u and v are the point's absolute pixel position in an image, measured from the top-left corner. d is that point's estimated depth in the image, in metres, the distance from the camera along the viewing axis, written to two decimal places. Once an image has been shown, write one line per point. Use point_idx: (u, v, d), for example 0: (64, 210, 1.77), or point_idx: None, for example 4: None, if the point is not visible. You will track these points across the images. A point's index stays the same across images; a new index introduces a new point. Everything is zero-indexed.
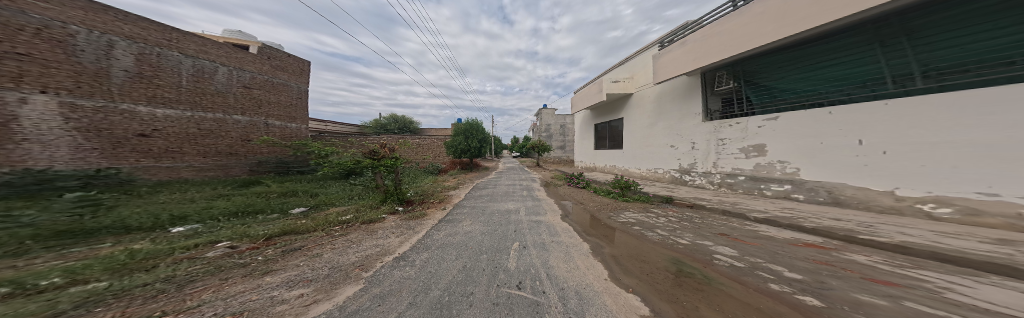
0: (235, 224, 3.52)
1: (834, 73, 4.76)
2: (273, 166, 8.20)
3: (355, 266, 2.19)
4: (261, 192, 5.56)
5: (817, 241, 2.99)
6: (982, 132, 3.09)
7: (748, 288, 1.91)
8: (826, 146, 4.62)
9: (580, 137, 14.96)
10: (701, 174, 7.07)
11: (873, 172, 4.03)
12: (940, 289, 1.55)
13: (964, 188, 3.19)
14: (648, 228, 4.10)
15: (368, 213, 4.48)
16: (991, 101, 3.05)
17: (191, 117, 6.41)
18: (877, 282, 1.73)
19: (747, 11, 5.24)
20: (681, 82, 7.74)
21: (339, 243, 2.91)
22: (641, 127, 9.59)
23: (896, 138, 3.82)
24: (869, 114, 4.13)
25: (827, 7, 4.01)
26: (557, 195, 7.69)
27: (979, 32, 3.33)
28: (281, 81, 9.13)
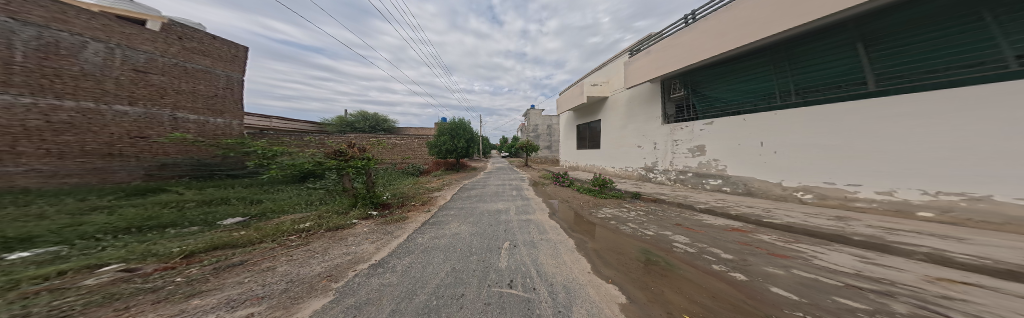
0: (130, 241, 2.80)
1: (745, 87, 5.93)
2: (189, 169, 6.02)
3: (322, 278, 1.95)
4: (169, 201, 4.36)
5: (738, 225, 3.62)
6: (830, 138, 4.32)
7: (699, 270, 2.22)
8: (740, 146, 5.74)
9: (563, 137, 15.53)
10: (661, 172, 7.93)
11: (766, 167, 5.23)
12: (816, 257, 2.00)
13: (817, 178, 4.44)
14: (622, 222, 4.46)
15: (333, 219, 4.00)
16: (836, 116, 4.27)
17: (27, 104, 4.01)
18: (777, 255, 2.17)
19: (696, 28, 6.10)
20: (644, 88, 8.67)
21: (301, 253, 2.57)
22: (615, 129, 10.34)
23: (783, 141, 4.98)
24: (769, 121, 5.26)
25: (755, 28, 4.91)
26: (545, 193, 7.92)
27: (824, 62, 4.64)
28: (204, 68, 6.90)
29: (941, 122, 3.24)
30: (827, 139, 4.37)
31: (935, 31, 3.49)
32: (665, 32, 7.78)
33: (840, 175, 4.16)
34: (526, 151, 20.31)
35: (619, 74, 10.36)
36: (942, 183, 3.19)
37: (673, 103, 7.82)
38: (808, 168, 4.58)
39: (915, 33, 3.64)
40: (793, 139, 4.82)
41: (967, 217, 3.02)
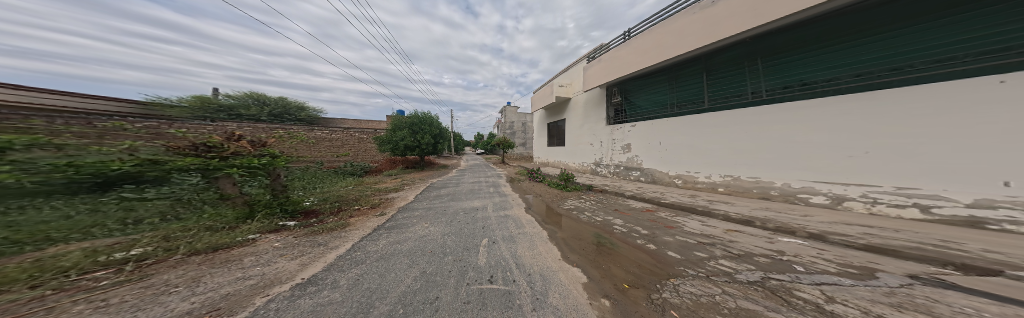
0: None
1: (649, 99, 7.56)
2: None
3: (210, 311, 1.36)
4: None
5: (656, 209, 4.51)
6: (693, 139, 6.06)
7: (637, 249, 2.72)
8: (647, 144, 7.27)
9: (536, 134, 15.75)
10: (605, 166, 9.14)
11: (659, 160, 6.87)
12: (706, 252, 2.57)
13: (682, 168, 6.24)
14: (581, 211, 4.90)
15: (219, 235, 2.83)
16: (698, 123, 5.98)
17: None
18: None
19: (628, 46, 7.20)
20: (596, 92, 9.62)
21: (125, 297, 1.55)
22: (574, 127, 11.24)
23: (670, 140, 6.60)
24: (663, 125, 6.84)
25: (665, 51, 6.09)
26: (520, 189, 7.94)
27: (687, 85, 6.54)
28: None
29: (744, 131, 5.10)
30: (695, 138, 6.01)
31: (729, 69, 5.65)
32: (608, 44, 8.84)
33: (693, 165, 6.02)
34: (504, 148, 20.11)
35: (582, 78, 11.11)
36: (735, 170, 5.17)
37: (613, 107, 8.98)
38: (679, 160, 6.33)
39: (726, 70, 5.70)
40: (674, 139, 6.49)
41: (733, 189, 5.20)
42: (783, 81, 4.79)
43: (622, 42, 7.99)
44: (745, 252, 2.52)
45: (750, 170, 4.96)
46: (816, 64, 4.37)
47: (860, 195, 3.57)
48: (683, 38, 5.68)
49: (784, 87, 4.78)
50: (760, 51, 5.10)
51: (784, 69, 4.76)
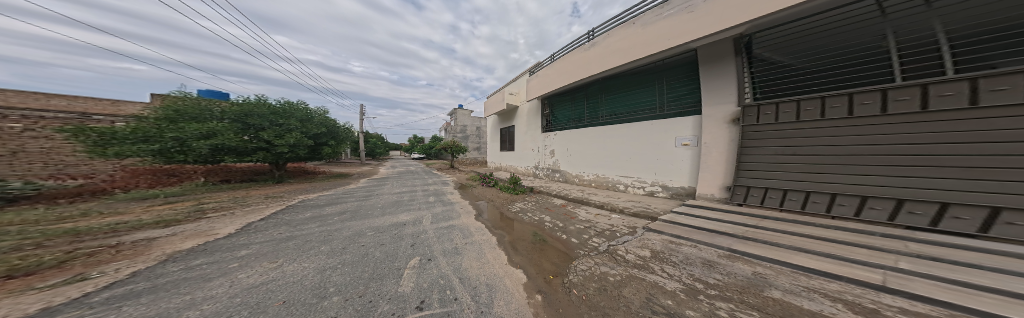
0: None
1: (560, 113, 8.26)
2: None
3: None
4: None
5: (569, 205, 5.31)
6: (575, 146, 7.48)
7: (561, 244, 3.02)
8: (552, 150, 8.44)
9: (489, 140, 14.07)
10: (543, 168, 8.90)
11: (560, 162, 8.09)
12: (593, 235, 3.29)
13: (573, 169, 7.57)
14: (527, 212, 4.73)
15: None
16: (577, 134, 7.39)
17: None
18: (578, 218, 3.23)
19: (551, 69, 7.36)
20: (533, 105, 9.40)
21: None
22: (521, 133, 10.40)
23: (565, 147, 7.86)
24: (560, 136, 8.06)
25: (576, 71, 6.26)
26: (472, 194, 6.59)
27: (579, 104, 7.49)
28: None
29: (598, 141, 6.67)
30: (583, 146, 7.17)
31: (598, 96, 6.89)
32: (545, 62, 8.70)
33: (578, 167, 7.36)
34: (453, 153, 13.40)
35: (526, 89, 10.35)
36: (598, 169, 6.67)
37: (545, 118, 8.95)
38: (570, 162, 7.67)
39: (598, 96, 6.86)
40: (567, 146, 7.79)
41: (591, 181, 6.89)
42: (622, 109, 6.22)
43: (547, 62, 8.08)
44: (610, 231, 3.40)
45: (611, 171, 6.30)
46: (612, 104, 6.47)
47: (624, 180, 5.94)
48: (576, 68, 6.29)
49: (620, 113, 6.23)
50: (614, 86, 6.42)
51: (617, 102, 6.31)
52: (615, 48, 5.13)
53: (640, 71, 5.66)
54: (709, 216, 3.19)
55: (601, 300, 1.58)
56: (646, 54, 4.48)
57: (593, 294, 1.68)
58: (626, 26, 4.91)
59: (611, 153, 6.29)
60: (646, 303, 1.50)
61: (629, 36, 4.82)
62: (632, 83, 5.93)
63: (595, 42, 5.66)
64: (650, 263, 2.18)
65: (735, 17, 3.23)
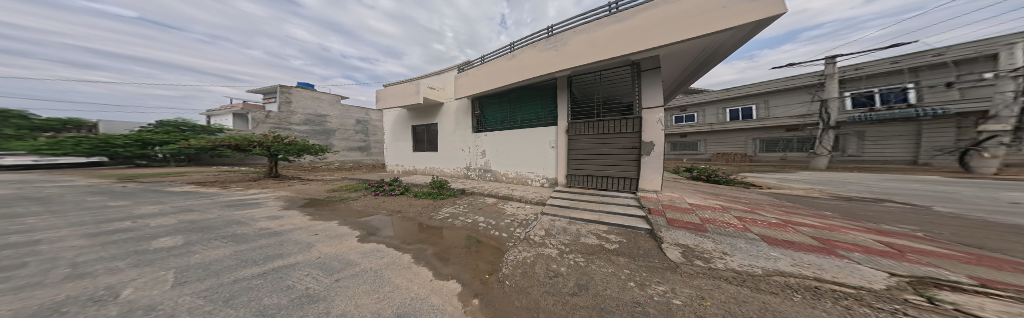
0: None
1: (482, 117, 6.62)
2: None
3: None
4: None
5: (496, 199, 4.53)
6: (465, 142, 6.89)
7: (492, 240, 2.51)
8: (460, 152, 7.00)
9: (388, 140, 9.12)
10: (474, 169, 6.74)
11: (453, 160, 7.19)
12: (517, 226, 3.01)
13: (463, 165, 6.96)
14: (453, 214, 3.51)
15: None
16: (467, 133, 6.83)
17: None
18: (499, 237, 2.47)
19: (464, 78, 6.19)
20: (462, 104, 6.88)
21: None
22: (441, 133, 7.38)
23: (456, 145, 7.10)
24: (461, 135, 6.97)
25: (491, 80, 5.52)
26: (350, 209, 3.76)
27: (498, 109, 6.29)
28: None
29: (507, 141, 6.03)
30: (509, 146, 5.99)
31: (515, 103, 5.99)
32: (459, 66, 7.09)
33: (472, 164, 6.80)
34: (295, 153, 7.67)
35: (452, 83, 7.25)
36: (509, 167, 6.06)
37: (476, 118, 6.68)
38: (461, 159, 7.00)
39: (514, 103, 6.01)
40: (458, 143, 7.05)
41: (512, 176, 6.04)
42: (535, 117, 5.66)
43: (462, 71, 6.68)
44: (527, 219, 3.28)
45: (528, 167, 5.71)
46: (526, 111, 5.78)
47: (530, 178, 5.67)
48: (493, 77, 5.47)
49: (534, 120, 5.68)
50: (526, 94, 5.78)
51: (532, 109, 5.72)
52: (527, 63, 4.82)
53: (545, 84, 5.40)
54: (581, 196, 4.32)
55: (525, 282, 1.53)
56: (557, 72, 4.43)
57: (519, 279, 1.57)
58: (537, 44, 4.71)
59: (513, 152, 5.93)
60: (545, 271, 1.73)
61: (539, 53, 4.64)
62: (541, 94, 5.47)
63: (514, 55, 5.05)
64: (545, 239, 2.46)
65: (616, 49, 3.69)
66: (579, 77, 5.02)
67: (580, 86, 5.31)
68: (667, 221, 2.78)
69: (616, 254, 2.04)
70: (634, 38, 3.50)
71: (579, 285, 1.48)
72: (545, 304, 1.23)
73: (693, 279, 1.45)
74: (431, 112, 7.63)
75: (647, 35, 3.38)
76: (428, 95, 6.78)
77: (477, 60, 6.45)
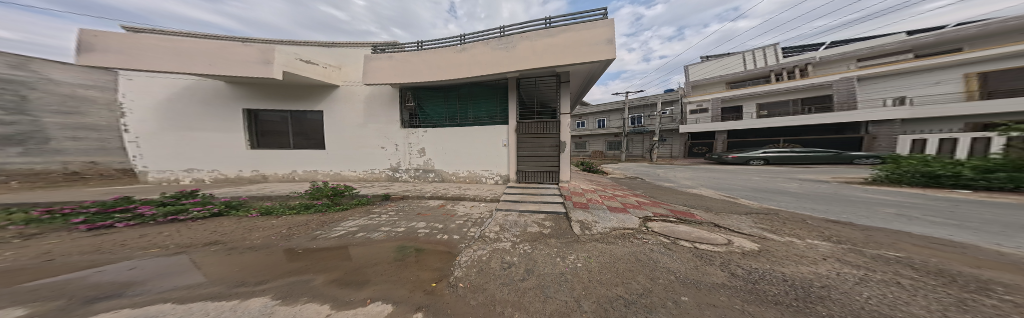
0: None
1: (421, 111, 5.70)
2: None
3: None
4: None
5: (438, 201, 3.88)
6: (380, 139, 5.69)
7: (438, 246, 1.82)
8: (371, 151, 5.73)
9: (146, 131, 5.32)
10: (404, 170, 5.77)
11: (360, 162, 5.76)
12: (471, 225, 2.53)
13: (383, 167, 5.76)
14: (369, 228, 2.27)
15: None
16: (385, 130, 5.66)
17: None
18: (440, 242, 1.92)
19: (388, 60, 5.06)
20: (369, 92, 5.60)
21: None
22: (339, 126, 5.66)
23: (366, 142, 5.72)
24: (377, 130, 5.67)
25: (429, 73, 4.91)
26: (111, 249, 1.82)
27: (439, 104, 5.65)
28: None
29: (450, 138, 5.42)
30: (455, 143, 5.42)
31: (457, 99, 5.56)
32: (379, 47, 5.52)
33: (393, 164, 5.76)
34: None
35: (353, 63, 5.64)
36: (452, 166, 5.50)
37: (408, 111, 5.66)
38: (372, 159, 5.76)
39: (455, 98, 5.57)
40: (368, 141, 5.71)
41: (457, 174, 5.53)
42: (481, 114, 5.47)
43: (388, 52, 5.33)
44: (481, 218, 2.86)
45: (482, 165, 5.32)
46: (475, 108, 5.47)
47: (477, 176, 5.40)
48: (438, 71, 4.87)
49: (481, 118, 5.47)
50: (471, 90, 5.46)
51: (477, 106, 5.48)
52: (479, 61, 4.60)
53: (497, 83, 5.25)
54: (525, 189, 4.47)
55: (480, 278, 1.26)
56: (509, 72, 4.49)
57: (474, 278, 1.26)
58: (488, 42, 4.57)
59: (459, 150, 5.43)
60: (498, 263, 1.49)
61: (491, 52, 4.53)
62: (490, 93, 5.34)
63: (464, 47, 4.69)
64: (499, 235, 2.17)
65: (555, 57, 4.14)
66: (525, 81, 5.09)
67: (528, 89, 5.41)
68: (575, 203, 3.45)
69: (552, 238, 2.12)
70: (568, 53, 4.06)
71: (529, 269, 1.38)
72: (503, 295, 1.05)
73: (586, 244, 1.91)
74: (300, 95, 5.55)
75: (580, 51, 4.00)
76: (289, 70, 4.68)
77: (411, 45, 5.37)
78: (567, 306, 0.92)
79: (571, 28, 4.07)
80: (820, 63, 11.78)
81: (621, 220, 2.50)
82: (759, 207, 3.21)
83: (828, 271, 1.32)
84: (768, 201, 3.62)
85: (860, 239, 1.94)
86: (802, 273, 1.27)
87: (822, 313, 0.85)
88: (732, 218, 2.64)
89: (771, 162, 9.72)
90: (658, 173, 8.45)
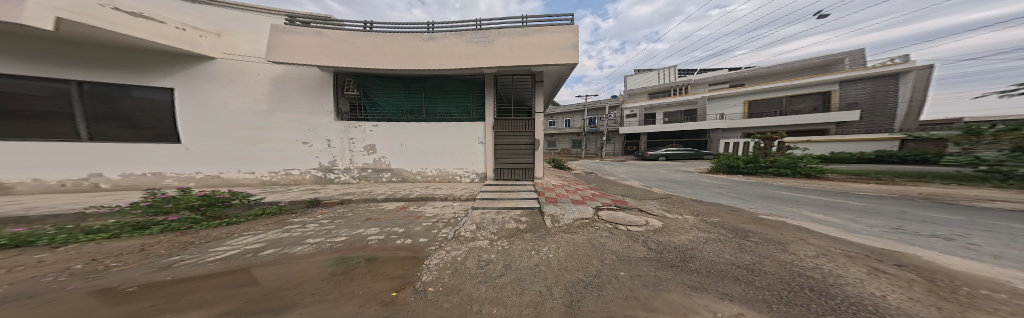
0: None
1: (376, 101, 4.98)
2: None
3: None
4: None
5: (399, 203, 3.43)
6: (296, 133, 4.68)
7: (400, 253, 1.56)
8: (290, 148, 4.68)
9: None
10: (342, 171, 4.89)
11: (269, 162, 4.64)
12: (443, 226, 2.33)
13: (309, 166, 4.79)
14: (285, 244, 1.81)
15: None
16: (308, 123, 4.70)
17: None
18: (395, 248, 1.67)
19: (325, 38, 4.19)
20: (278, 72, 4.54)
21: None
22: (236, 114, 4.40)
23: (277, 137, 4.62)
24: (299, 121, 4.66)
25: (372, 58, 4.28)
26: None
27: (397, 95, 5.05)
28: None
29: (414, 133, 4.89)
30: (419, 139, 4.91)
31: (419, 91, 5.07)
32: (302, 18, 4.35)
33: (316, 163, 4.82)
34: None
35: (251, 35, 4.47)
36: (412, 164, 4.95)
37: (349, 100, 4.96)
38: (289, 157, 4.70)
39: (416, 90, 5.06)
40: (283, 135, 4.63)
41: (420, 173, 5.00)
42: (449, 110, 5.12)
43: (321, 27, 4.30)
44: (455, 218, 2.66)
45: (455, 163, 4.96)
46: (445, 103, 5.10)
47: (443, 175, 5.01)
48: (397, 59, 4.32)
49: (448, 114, 5.12)
50: (438, 82, 5.02)
51: (445, 100, 5.10)
52: (452, 52, 4.30)
53: (473, 78, 4.99)
54: (497, 186, 4.38)
55: (454, 278, 1.14)
56: (485, 68, 4.32)
57: (447, 280, 1.12)
58: (463, 34, 4.31)
59: (422, 146, 4.93)
60: (475, 262, 1.39)
61: (465, 45, 4.29)
62: (463, 89, 5.08)
63: (432, 36, 4.33)
64: (475, 233, 2.06)
65: (530, 57, 4.13)
66: (503, 78, 4.85)
67: (505, 88, 5.22)
68: (546, 198, 3.54)
69: (528, 233, 2.11)
70: (540, 53, 4.10)
71: (506, 265, 1.33)
72: (476, 294, 0.96)
73: (557, 235, 1.96)
74: (138, 65, 3.93)
75: (552, 53, 4.09)
76: (79, 20, 3.02)
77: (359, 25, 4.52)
78: (540, 296, 0.93)
79: (545, 29, 4.14)
80: (699, 84, 15.41)
81: (581, 211, 2.77)
82: (666, 193, 4.14)
83: (698, 236, 1.83)
84: (669, 188, 4.66)
85: (717, 211, 2.77)
86: (720, 243, 1.63)
87: (692, 268, 1.19)
88: (648, 202, 3.29)
89: (670, 158, 12.55)
90: (610, 168, 9.70)
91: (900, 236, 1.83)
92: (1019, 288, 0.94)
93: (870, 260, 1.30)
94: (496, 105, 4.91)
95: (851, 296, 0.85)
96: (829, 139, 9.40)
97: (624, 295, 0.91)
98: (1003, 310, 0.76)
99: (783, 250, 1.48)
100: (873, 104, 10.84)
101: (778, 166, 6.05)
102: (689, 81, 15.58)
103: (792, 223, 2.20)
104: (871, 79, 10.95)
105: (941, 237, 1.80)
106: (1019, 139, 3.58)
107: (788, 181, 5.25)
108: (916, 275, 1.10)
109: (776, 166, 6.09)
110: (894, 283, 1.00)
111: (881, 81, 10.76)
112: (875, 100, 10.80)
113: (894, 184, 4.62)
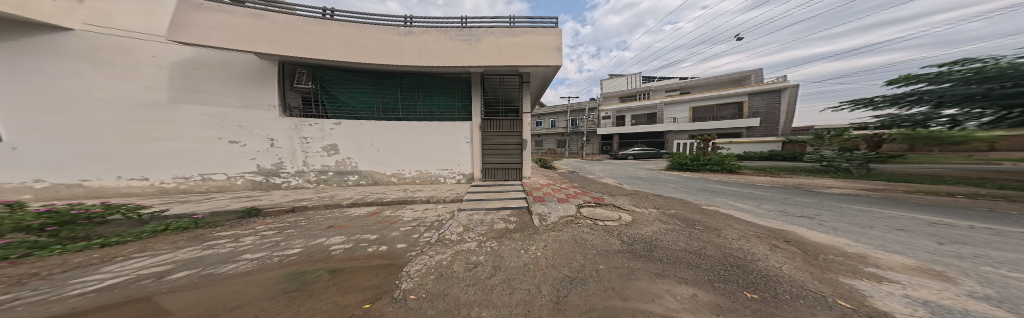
0: None
1: (336, 95, 4.29)
2: None
3: None
4: None
5: (370, 208, 3.06)
6: (214, 131, 3.66)
7: (370, 263, 1.41)
8: (206, 149, 3.66)
9: None
10: (292, 174, 4.09)
11: (172, 168, 3.57)
12: (425, 230, 2.19)
13: (237, 171, 3.82)
14: (206, 263, 1.43)
15: None
16: (229, 118, 3.71)
17: None
18: (367, 257, 1.50)
19: (261, 17, 3.35)
20: (186, 55, 3.49)
21: None
22: (109, 103, 3.22)
23: (182, 134, 3.54)
24: (216, 113, 3.64)
25: (328, 44, 3.60)
26: None
27: (362, 89, 4.40)
28: None
29: (388, 133, 4.37)
30: (394, 140, 4.41)
31: (388, 83, 4.49)
32: None
33: (246, 166, 3.87)
34: None
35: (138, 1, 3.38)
36: (385, 166, 4.43)
37: (299, 94, 4.18)
38: (204, 161, 3.67)
39: (388, 85, 4.50)
40: (193, 133, 3.58)
41: (393, 173, 4.50)
42: (426, 107, 4.68)
43: (259, 8, 3.44)
44: (439, 220, 2.53)
45: (436, 164, 4.61)
46: (423, 101, 4.66)
47: (421, 176, 4.60)
48: (364, 51, 3.73)
49: (426, 112, 4.70)
50: (413, 76, 4.55)
51: (422, 97, 4.65)
52: (432, 48, 3.91)
53: (459, 77, 4.67)
54: (482, 187, 4.27)
55: (440, 283, 1.11)
56: (471, 67, 4.08)
57: (432, 285, 1.07)
58: (447, 30, 3.94)
59: (396, 146, 4.44)
60: (463, 265, 1.36)
61: (449, 42, 3.93)
62: (444, 86, 4.70)
63: (410, 30, 3.86)
64: (462, 236, 1.99)
65: (516, 57, 4.02)
66: (490, 78, 4.65)
67: (491, 87, 4.98)
68: (534, 197, 3.70)
69: (517, 232, 2.16)
70: (527, 54, 4.03)
71: (495, 266, 1.35)
72: (467, 297, 0.95)
73: (546, 234, 2.05)
74: None
75: (538, 55, 4.05)
76: None
77: (314, 10, 3.77)
78: (530, 294, 0.98)
79: (531, 30, 4.06)
80: (657, 90, 17.66)
81: (566, 209, 2.96)
82: (636, 189, 4.72)
83: (659, 227, 2.17)
84: (635, 184, 5.34)
85: (673, 204, 3.32)
86: (674, 233, 1.96)
87: (656, 257, 1.42)
88: (621, 199, 3.68)
89: (637, 157, 14.20)
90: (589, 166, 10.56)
91: (785, 218, 2.51)
92: (846, 252, 1.43)
93: (770, 239, 1.76)
94: (484, 106, 4.71)
95: (756, 269, 1.17)
96: (743, 141, 12.15)
97: (605, 287, 1.03)
98: (836, 269, 1.15)
99: (717, 236, 1.87)
100: (769, 113, 14.12)
101: (712, 163, 7.58)
102: (649, 87, 17.73)
103: (722, 212, 2.80)
104: (767, 93, 14.25)
105: (814, 217, 2.50)
106: (842, 142, 5.68)
107: (720, 176, 6.62)
108: (794, 248, 1.54)
109: (712, 163, 7.62)
110: (782, 256, 1.39)
111: (772, 95, 14.11)
112: (769, 109, 14.11)
113: (781, 176, 6.27)
